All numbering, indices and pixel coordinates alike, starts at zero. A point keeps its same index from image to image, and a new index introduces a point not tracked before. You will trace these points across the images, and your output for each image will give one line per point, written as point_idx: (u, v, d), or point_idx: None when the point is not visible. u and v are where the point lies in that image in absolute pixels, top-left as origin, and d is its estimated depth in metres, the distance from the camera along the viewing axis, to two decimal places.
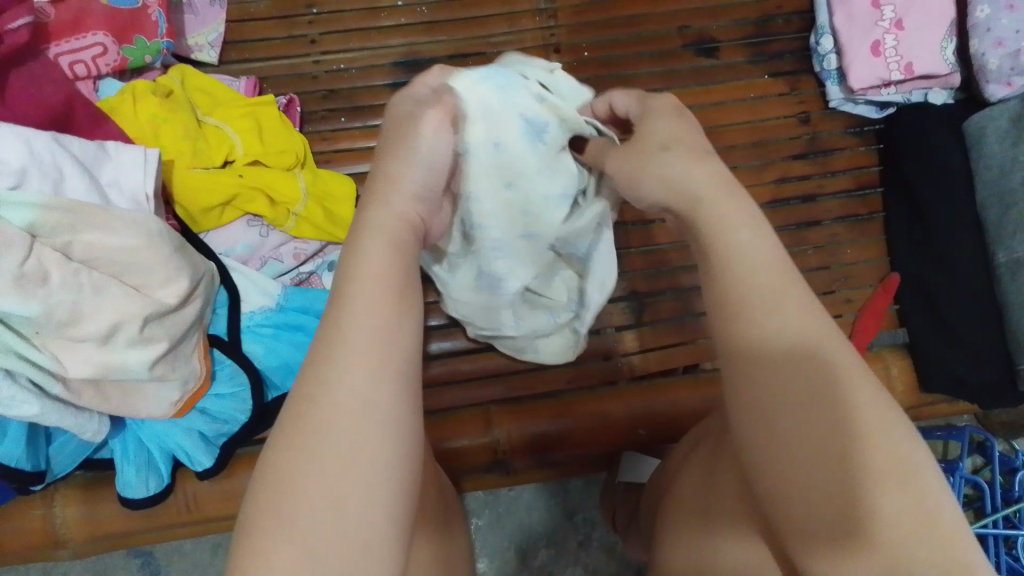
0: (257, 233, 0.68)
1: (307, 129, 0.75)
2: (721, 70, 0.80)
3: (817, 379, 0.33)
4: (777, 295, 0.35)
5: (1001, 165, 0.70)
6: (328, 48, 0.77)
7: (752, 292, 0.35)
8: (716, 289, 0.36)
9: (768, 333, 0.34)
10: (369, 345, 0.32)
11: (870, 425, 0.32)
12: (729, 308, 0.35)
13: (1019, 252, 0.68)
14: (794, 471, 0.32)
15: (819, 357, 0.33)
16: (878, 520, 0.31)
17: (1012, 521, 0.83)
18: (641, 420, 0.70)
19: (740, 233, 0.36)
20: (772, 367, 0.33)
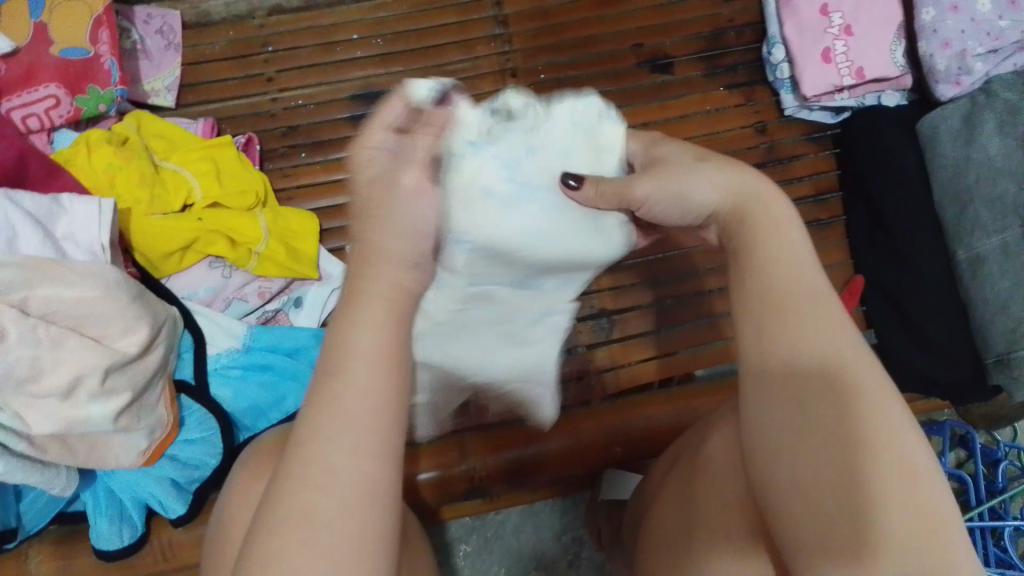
0: (220, 275, 0.67)
1: (268, 167, 0.75)
2: (678, 85, 0.81)
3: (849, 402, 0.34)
4: (818, 303, 0.37)
5: (955, 163, 0.71)
6: (285, 86, 0.77)
7: (761, 307, 0.37)
8: (757, 283, 0.38)
9: (801, 346, 0.35)
10: (355, 416, 0.32)
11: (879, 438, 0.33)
12: (778, 304, 0.37)
13: (979, 249, 0.69)
14: (799, 482, 0.33)
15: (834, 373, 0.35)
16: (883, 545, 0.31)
17: (999, 512, 0.83)
18: (615, 438, 0.70)
19: (778, 235, 0.39)
20: (797, 383, 0.35)
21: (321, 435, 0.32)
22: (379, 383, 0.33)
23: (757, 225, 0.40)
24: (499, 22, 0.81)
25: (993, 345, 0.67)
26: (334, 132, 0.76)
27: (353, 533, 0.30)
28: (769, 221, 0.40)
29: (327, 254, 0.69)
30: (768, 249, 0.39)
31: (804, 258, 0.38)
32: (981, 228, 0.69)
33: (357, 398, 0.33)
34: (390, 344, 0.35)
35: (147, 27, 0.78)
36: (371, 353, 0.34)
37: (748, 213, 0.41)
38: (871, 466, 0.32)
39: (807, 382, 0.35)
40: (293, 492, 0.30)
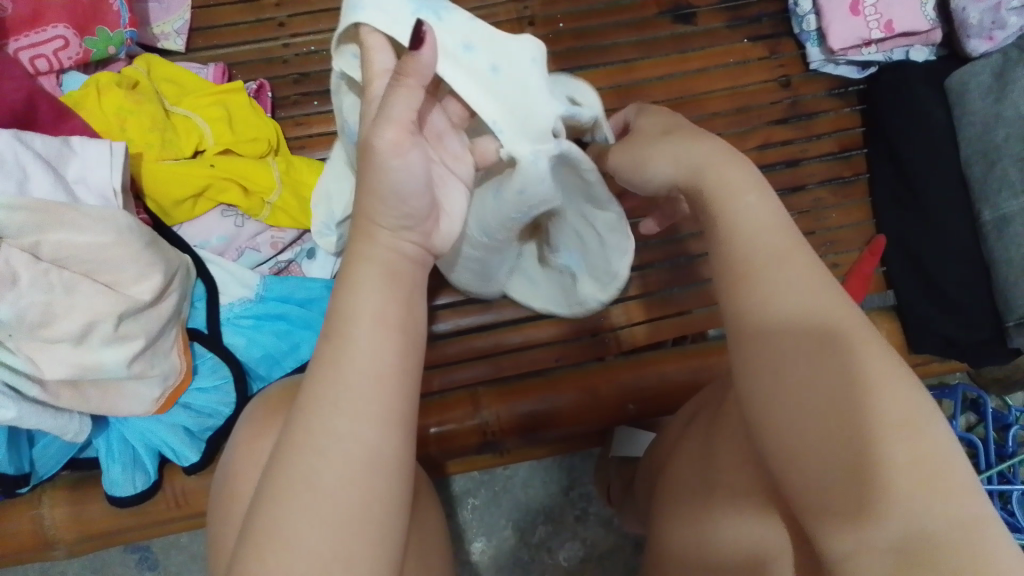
0: (232, 224, 0.66)
1: (280, 115, 0.74)
2: (700, 37, 0.79)
3: (845, 368, 0.34)
4: (782, 257, 0.37)
5: (984, 121, 0.69)
6: (297, 31, 0.75)
7: (737, 266, 0.38)
8: (734, 238, 0.38)
9: (790, 308, 0.36)
10: (355, 390, 0.32)
11: (881, 392, 0.34)
12: (740, 269, 0.37)
13: (1005, 209, 0.67)
14: (806, 443, 0.34)
15: (827, 332, 0.35)
16: (892, 515, 0.32)
17: (1007, 476, 0.83)
18: (630, 395, 0.70)
19: (741, 199, 0.39)
20: (795, 350, 0.35)
21: (320, 410, 0.32)
22: (376, 371, 0.33)
23: (715, 186, 0.40)
24: None
25: (1015, 306, 0.67)
26: None
27: (340, 512, 0.31)
28: (730, 176, 0.40)
29: None
30: (738, 214, 0.39)
31: (777, 217, 0.39)
32: (1009, 187, 0.67)
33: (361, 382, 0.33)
34: (396, 303, 0.34)
35: None
36: (372, 316, 0.34)
37: (712, 174, 0.40)
38: (868, 420, 0.33)
39: (796, 352, 0.35)
40: (294, 462, 0.31)
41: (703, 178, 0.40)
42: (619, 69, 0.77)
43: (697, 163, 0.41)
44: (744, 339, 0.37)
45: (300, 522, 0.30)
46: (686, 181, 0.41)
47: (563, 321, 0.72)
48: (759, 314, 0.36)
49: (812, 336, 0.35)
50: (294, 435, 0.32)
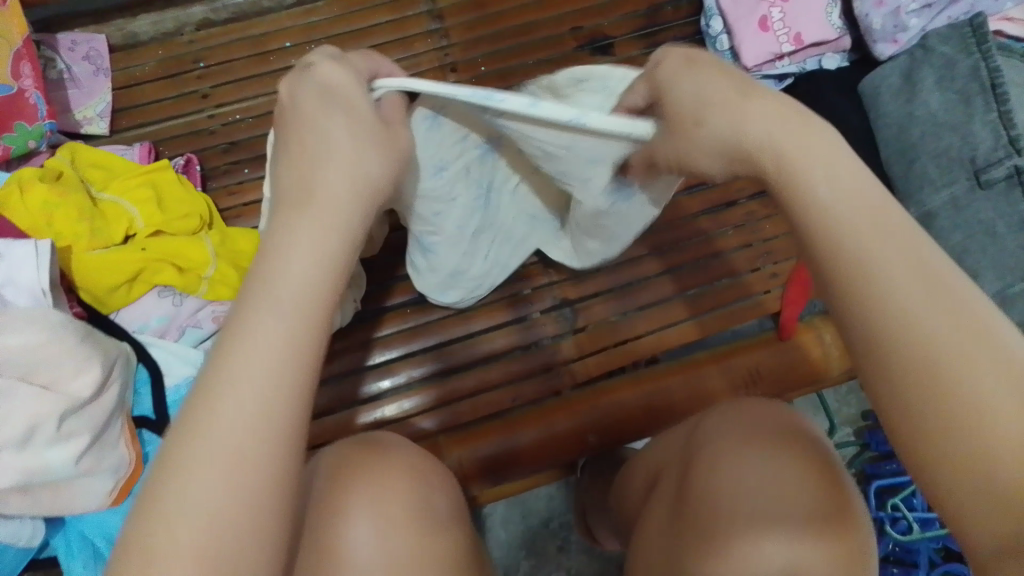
0: (170, 303, 0.65)
1: (212, 186, 0.74)
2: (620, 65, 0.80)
3: (939, 306, 0.32)
4: (880, 214, 0.34)
5: (899, 123, 0.71)
6: (221, 101, 0.75)
7: (821, 215, 0.34)
8: (801, 196, 0.35)
9: (872, 271, 0.33)
10: (257, 385, 0.31)
11: (961, 361, 0.31)
12: (834, 212, 0.34)
13: (929, 206, 0.70)
14: (911, 415, 0.31)
15: (927, 296, 0.32)
16: (1001, 467, 0.29)
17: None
18: (588, 427, 0.70)
19: (814, 161, 0.35)
20: (887, 315, 0.32)
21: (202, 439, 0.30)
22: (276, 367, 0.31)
23: (788, 144, 0.35)
24: (434, 17, 0.80)
25: None
26: None
27: (239, 523, 0.29)
28: (796, 136, 0.36)
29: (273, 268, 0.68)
30: (809, 162, 0.35)
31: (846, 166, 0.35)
32: (930, 185, 0.70)
33: (260, 360, 0.31)
34: (316, 296, 0.34)
35: (72, 54, 0.75)
36: (287, 311, 0.33)
37: (782, 145, 0.36)
38: (961, 396, 0.30)
39: (881, 296, 0.32)
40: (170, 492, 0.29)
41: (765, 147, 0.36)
42: None
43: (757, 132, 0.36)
44: (837, 307, 0.34)
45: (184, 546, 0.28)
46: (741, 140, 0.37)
47: (516, 360, 0.72)
48: (845, 273, 0.33)
49: (908, 298, 0.32)
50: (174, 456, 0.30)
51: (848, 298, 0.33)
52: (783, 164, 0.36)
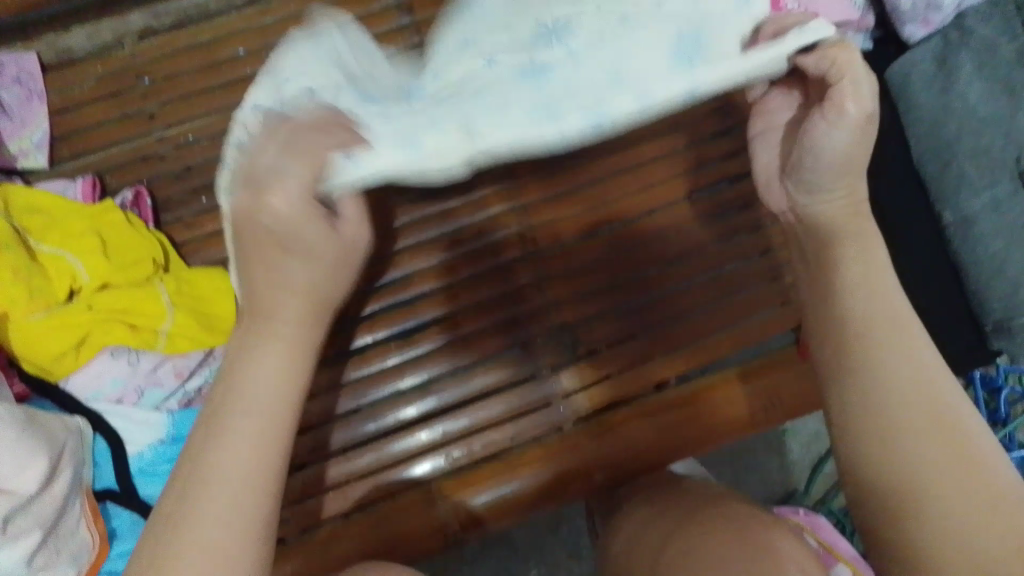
0: (125, 363, 0.59)
1: (166, 218, 0.67)
2: None
3: (929, 401, 0.40)
4: (896, 334, 0.41)
5: (933, 117, 0.63)
6: (171, 120, 0.68)
7: (866, 338, 0.41)
8: (834, 301, 0.43)
9: (885, 377, 0.40)
10: (258, 430, 0.38)
11: (924, 471, 0.39)
12: (870, 339, 0.41)
13: (967, 210, 0.62)
14: (897, 475, 0.39)
15: (939, 411, 0.40)
16: (953, 498, 0.38)
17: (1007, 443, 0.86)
18: (594, 464, 0.64)
19: (885, 273, 0.42)
20: (886, 403, 0.40)
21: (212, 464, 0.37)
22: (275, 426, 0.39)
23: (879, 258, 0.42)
24: None
25: (989, 311, 0.61)
26: None
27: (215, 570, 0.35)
28: (859, 253, 0.42)
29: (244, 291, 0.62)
30: (860, 270, 0.42)
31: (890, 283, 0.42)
32: (969, 187, 0.62)
33: (248, 425, 0.38)
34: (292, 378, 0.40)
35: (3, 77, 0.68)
36: (273, 377, 0.40)
37: (844, 245, 0.43)
38: (935, 502, 0.38)
39: (858, 367, 0.41)
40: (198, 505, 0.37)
41: (828, 245, 0.43)
42: None
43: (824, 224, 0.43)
44: (854, 386, 0.41)
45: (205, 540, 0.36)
46: (827, 228, 0.43)
47: (508, 394, 0.66)
48: (873, 379, 0.41)
49: (934, 425, 0.39)
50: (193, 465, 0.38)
51: (868, 388, 0.41)
52: (827, 264, 0.43)
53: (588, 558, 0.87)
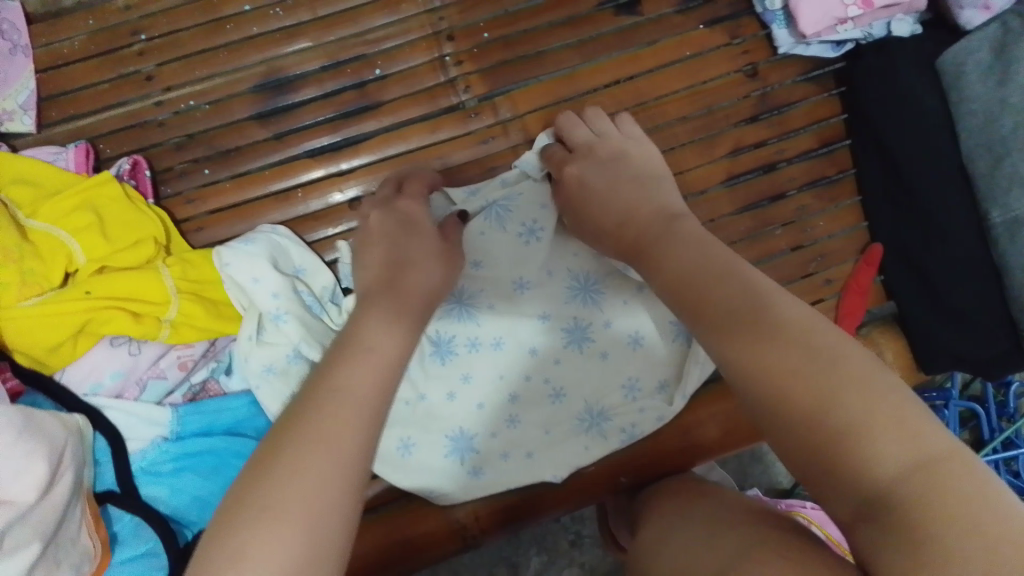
0: (126, 353, 0.54)
1: (166, 192, 0.62)
2: (649, 27, 0.67)
3: (818, 368, 0.35)
4: (757, 299, 0.38)
5: (988, 110, 0.60)
6: (169, 83, 0.63)
7: (745, 329, 0.37)
8: (719, 302, 0.39)
9: (777, 333, 0.36)
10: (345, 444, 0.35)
11: (878, 404, 0.33)
12: (755, 309, 0.38)
13: (1017, 211, 0.59)
14: (830, 456, 0.33)
15: (832, 370, 0.35)
16: (942, 491, 0.30)
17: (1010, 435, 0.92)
18: (620, 467, 0.62)
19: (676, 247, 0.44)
20: (796, 388, 0.35)
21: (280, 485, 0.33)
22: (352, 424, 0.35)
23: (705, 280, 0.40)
24: None
25: None
26: (239, 136, 0.63)
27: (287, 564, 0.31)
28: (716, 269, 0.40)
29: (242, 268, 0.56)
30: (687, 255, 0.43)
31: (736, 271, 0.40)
32: (1020, 185, 0.59)
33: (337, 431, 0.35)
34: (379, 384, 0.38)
35: None
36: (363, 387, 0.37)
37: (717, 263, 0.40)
38: (876, 450, 0.32)
39: (765, 358, 0.36)
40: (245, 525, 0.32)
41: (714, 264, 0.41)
42: (559, 79, 0.66)
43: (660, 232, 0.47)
44: (758, 400, 0.36)
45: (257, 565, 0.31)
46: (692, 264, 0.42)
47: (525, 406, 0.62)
48: (776, 388, 0.35)
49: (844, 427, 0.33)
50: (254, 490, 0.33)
51: (766, 378, 0.36)
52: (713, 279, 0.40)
53: (592, 545, 0.86)
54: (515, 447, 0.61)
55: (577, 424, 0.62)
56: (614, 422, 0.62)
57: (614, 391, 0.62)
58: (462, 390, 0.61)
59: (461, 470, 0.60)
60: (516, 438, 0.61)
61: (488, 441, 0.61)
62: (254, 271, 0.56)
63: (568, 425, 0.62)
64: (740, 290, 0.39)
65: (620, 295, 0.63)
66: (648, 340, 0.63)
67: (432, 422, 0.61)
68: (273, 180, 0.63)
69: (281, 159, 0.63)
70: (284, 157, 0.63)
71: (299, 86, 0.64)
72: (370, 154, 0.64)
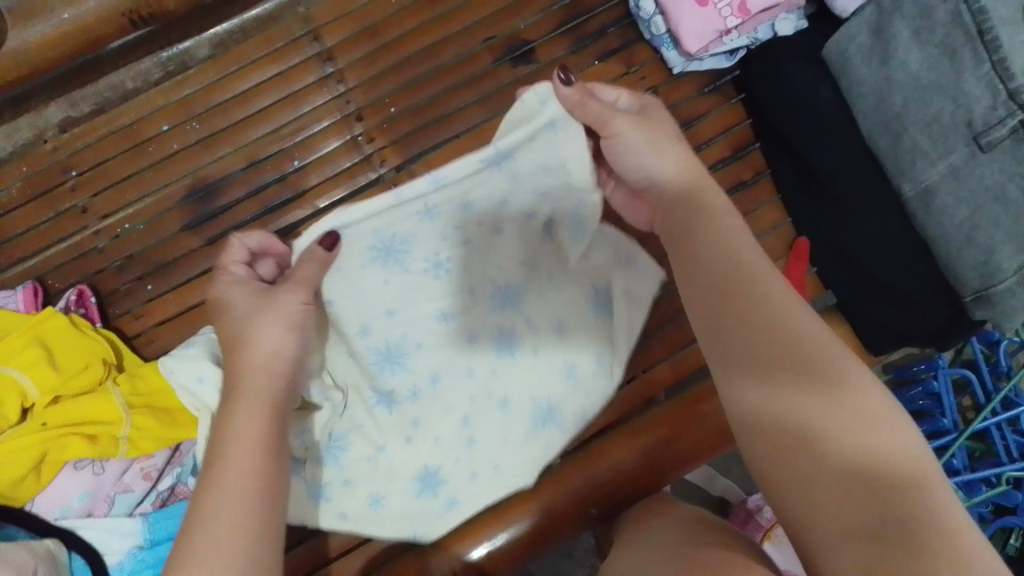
0: (90, 473, 0.58)
1: (114, 313, 0.65)
2: (546, 72, 0.69)
3: (826, 393, 0.38)
4: (763, 275, 0.43)
5: (876, 90, 0.61)
6: (104, 211, 0.66)
7: (734, 315, 0.42)
8: (715, 265, 0.44)
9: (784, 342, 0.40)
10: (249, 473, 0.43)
11: (892, 452, 0.37)
12: (752, 298, 0.42)
13: (926, 181, 0.59)
14: (827, 486, 0.37)
15: (838, 397, 0.38)
16: (940, 539, 0.34)
17: (1010, 395, 0.89)
18: (588, 498, 0.63)
19: (724, 222, 0.46)
20: (807, 409, 0.38)
21: (220, 492, 0.41)
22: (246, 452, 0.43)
23: (698, 225, 0.46)
24: (325, 58, 0.68)
25: (966, 280, 0.59)
26: (175, 249, 0.66)
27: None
28: (708, 219, 0.46)
29: (183, 378, 0.58)
30: (708, 242, 0.45)
31: (745, 245, 0.45)
32: (924, 157, 0.59)
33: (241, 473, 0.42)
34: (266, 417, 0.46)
35: None
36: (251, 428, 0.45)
37: (698, 220, 0.46)
38: (881, 492, 0.36)
39: (772, 356, 0.40)
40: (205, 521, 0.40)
41: (689, 222, 0.47)
42: (470, 136, 0.67)
43: (678, 194, 0.49)
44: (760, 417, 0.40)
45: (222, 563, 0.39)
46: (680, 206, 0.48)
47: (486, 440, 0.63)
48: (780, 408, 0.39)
49: (855, 465, 0.37)
50: (201, 506, 0.41)
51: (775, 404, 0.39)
52: (700, 238, 0.46)
53: None
54: (481, 465, 0.63)
55: (532, 426, 0.63)
56: (566, 410, 0.64)
57: (557, 383, 0.63)
58: (417, 433, 0.62)
59: (439, 503, 0.62)
60: (478, 458, 0.63)
61: (454, 469, 0.62)
62: (199, 370, 0.58)
63: (521, 429, 0.63)
64: (733, 265, 0.43)
65: (541, 276, 0.61)
66: (574, 320, 0.63)
67: (397, 472, 0.62)
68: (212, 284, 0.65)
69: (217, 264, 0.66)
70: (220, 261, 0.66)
71: (222, 191, 0.67)
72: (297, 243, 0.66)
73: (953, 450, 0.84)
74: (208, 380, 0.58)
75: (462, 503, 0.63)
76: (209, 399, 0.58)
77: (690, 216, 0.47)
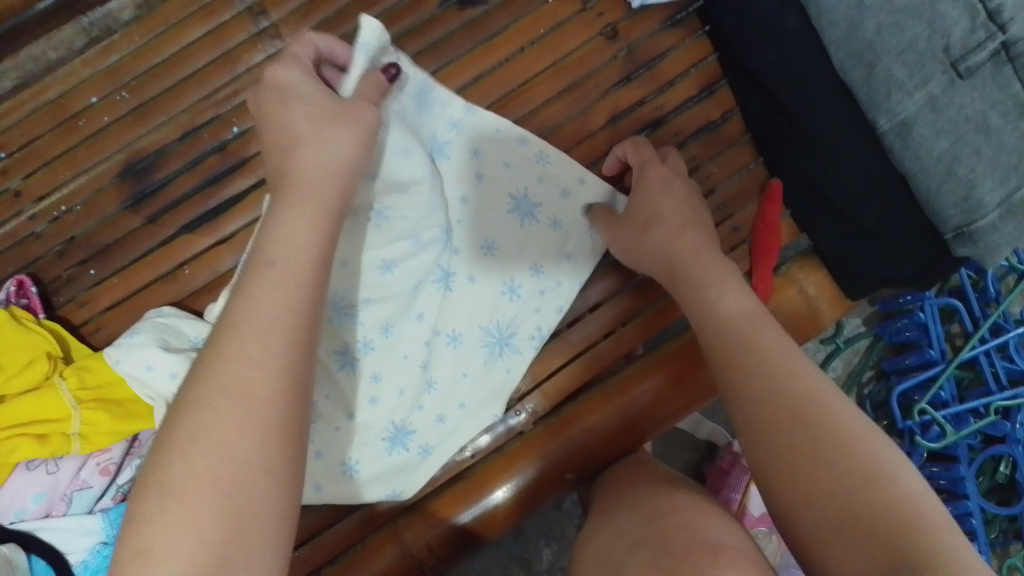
0: (44, 473, 0.56)
1: (60, 301, 0.63)
2: (497, 13, 0.65)
3: (806, 403, 0.45)
4: (765, 327, 0.50)
5: (847, 16, 0.55)
6: (38, 194, 0.63)
7: (739, 350, 0.49)
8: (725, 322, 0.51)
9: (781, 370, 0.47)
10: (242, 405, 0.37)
11: (863, 449, 0.42)
12: (751, 345, 0.49)
13: (902, 114, 0.54)
14: (813, 482, 0.42)
15: (814, 405, 0.44)
16: (909, 522, 0.37)
17: (999, 321, 0.86)
18: (564, 465, 0.62)
19: (729, 285, 0.53)
20: (791, 416, 0.45)
21: (208, 401, 0.37)
22: (250, 378, 0.38)
23: (710, 289, 0.53)
24: (257, 13, 0.63)
25: (947, 218, 0.55)
26: (116, 230, 0.63)
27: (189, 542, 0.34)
28: (716, 277, 0.54)
29: (128, 368, 0.56)
30: (721, 298, 0.53)
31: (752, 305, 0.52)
32: (899, 88, 0.54)
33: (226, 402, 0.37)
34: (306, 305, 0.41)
35: None
36: (274, 325, 0.39)
37: (697, 269, 0.55)
38: (861, 483, 0.40)
39: (767, 379, 0.47)
40: (184, 432, 0.37)
41: (688, 270, 0.56)
42: None
43: (683, 255, 0.56)
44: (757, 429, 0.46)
45: (188, 494, 0.35)
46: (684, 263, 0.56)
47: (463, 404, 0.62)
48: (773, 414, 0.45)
49: (837, 464, 0.42)
50: (181, 412, 0.37)
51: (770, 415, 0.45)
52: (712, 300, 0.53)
53: None
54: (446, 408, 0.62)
55: (486, 357, 0.62)
56: (521, 334, 0.63)
57: (501, 304, 0.63)
58: (377, 390, 0.60)
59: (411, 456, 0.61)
60: (441, 400, 0.62)
61: (419, 416, 0.61)
62: (144, 359, 0.56)
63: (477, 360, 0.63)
64: (739, 326, 0.50)
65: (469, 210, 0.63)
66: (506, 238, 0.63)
67: (366, 433, 0.60)
68: (159, 265, 0.62)
69: (161, 243, 0.63)
70: (164, 240, 0.63)
71: (161, 165, 0.63)
72: (246, 215, 0.63)
73: (942, 382, 0.82)
74: (154, 368, 0.56)
75: (434, 451, 0.61)
76: (159, 387, 0.56)
77: (698, 277, 0.55)
